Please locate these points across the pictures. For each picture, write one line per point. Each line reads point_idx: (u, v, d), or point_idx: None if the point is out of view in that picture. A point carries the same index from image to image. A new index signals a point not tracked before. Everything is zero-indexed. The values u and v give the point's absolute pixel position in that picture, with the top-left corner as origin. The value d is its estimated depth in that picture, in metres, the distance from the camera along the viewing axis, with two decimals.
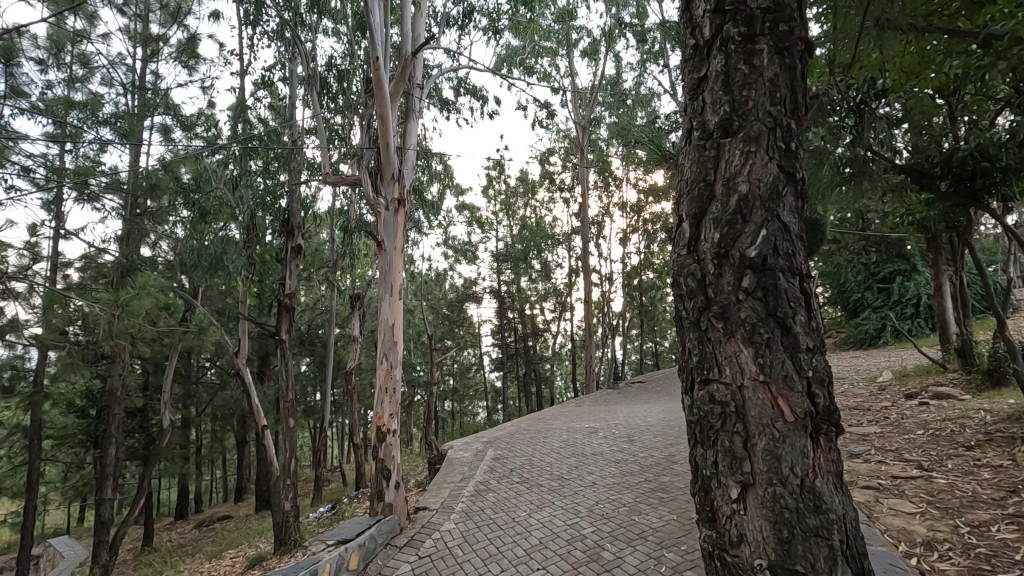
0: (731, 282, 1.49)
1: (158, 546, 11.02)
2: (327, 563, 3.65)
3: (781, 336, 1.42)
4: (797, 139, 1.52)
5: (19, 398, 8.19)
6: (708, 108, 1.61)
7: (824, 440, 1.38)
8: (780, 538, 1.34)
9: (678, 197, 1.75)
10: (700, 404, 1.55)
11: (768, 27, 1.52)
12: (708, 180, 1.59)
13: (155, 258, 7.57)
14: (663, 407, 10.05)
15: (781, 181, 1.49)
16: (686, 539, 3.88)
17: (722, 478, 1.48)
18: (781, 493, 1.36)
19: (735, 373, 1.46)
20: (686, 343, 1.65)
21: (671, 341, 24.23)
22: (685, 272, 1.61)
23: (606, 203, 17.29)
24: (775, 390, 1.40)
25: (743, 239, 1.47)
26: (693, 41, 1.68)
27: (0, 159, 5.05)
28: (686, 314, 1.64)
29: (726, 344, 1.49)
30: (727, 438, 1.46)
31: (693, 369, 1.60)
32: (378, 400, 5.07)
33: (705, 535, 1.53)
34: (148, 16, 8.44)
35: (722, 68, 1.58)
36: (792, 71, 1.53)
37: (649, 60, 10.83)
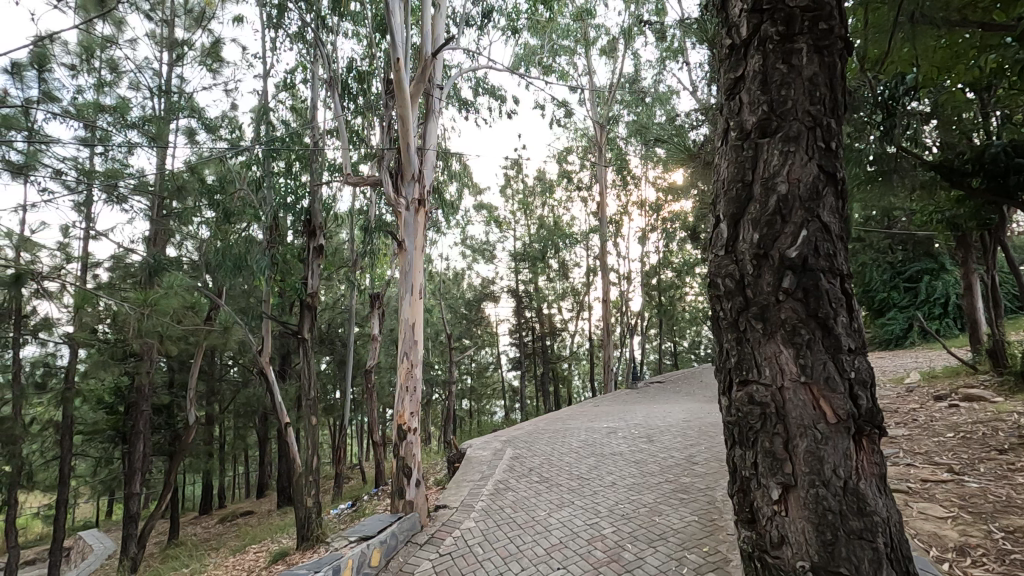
0: (771, 282, 1.47)
1: (183, 540, 11.25)
2: (349, 559, 3.70)
3: (823, 337, 1.40)
4: (838, 138, 1.50)
5: (52, 394, 8.44)
6: (745, 108, 1.59)
7: (867, 442, 1.35)
8: (823, 540, 1.32)
9: (715, 198, 1.74)
10: (739, 405, 1.54)
11: (808, 25, 1.50)
12: (746, 180, 1.57)
13: (181, 258, 7.74)
14: (683, 408, 9.98)
15: (821, 181, 1.46)
16: (708, 541, 3.84)
17: (762, 478, 1.46)
18: (823, 495, 1.34)
19: (776, 374, 1.44)
20: (724, 344, 1.64)
21: (690, 341, 24.06)
22: (723, 273, 1.60)
23: (624, 202, 17.21)
24: (817, 392, 1.38)
25: (782, 240, 1.46)
26: (730, 42, 1.67)
27: (34, 161, 5.24)
28: (723, 314, 1.63)
29: (765, 345, 1.48)
30: (767, 440, 1.45)
31: (731, 369, 1.58)
32: (398, 399, 5.11)
33: (745, 536, 1.52)
34: (174, 20, 8.64)
35: (759, 68, 1.56)
36: (832, 69, 1.50)
37: (668, 58, 10.76)
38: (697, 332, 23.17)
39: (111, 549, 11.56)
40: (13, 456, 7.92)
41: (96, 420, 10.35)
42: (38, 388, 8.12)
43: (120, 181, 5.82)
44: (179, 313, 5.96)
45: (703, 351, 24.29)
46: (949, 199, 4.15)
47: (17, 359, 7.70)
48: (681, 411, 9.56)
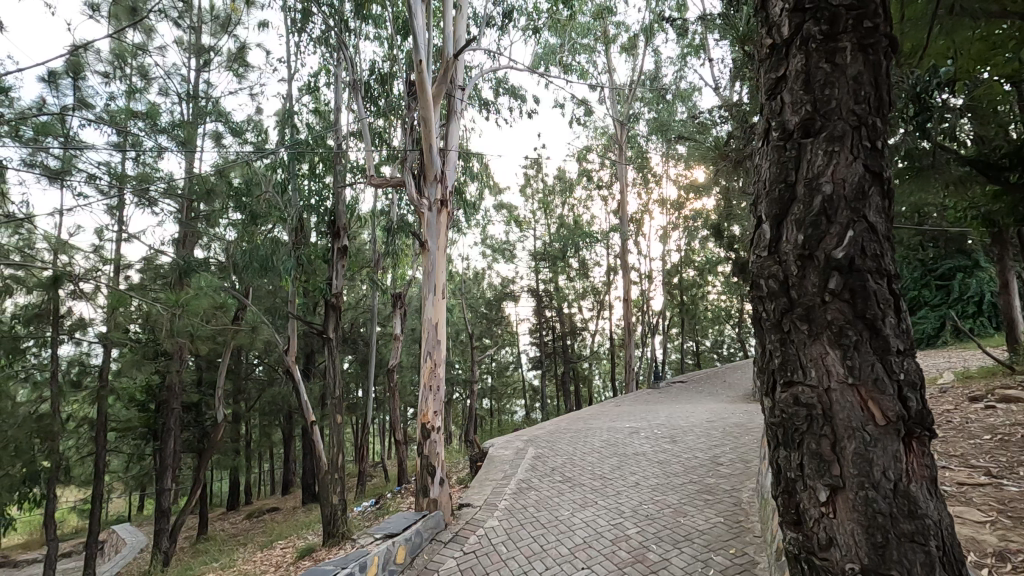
0: (816, 283, 1.29)
1: (213, 535, 11.51)
2: (375, 556, 3.75)
3: (870, 337, 1.24)
4: (885, 138, 1.32)
5: (87, 392, 8.71)
6: (786, 108, 1.40)
7: (916, 444, 1.20)
8: (873, 542, 1.17)
9: (754, 199, 1.55)
10: (784, 407, 1.36)
11: (852, 23, 1.32)
12: (788, 180, 1.38)
13: (209, 259, 7.91)
14: (706, 408, 9.89)
15: (867, 181, 1.29)
16: (735, 542, 3.81)
17: (808, 480, 1.29)
18: (873, 497, 1.18)
19: (821, 375, 1.27)
20: (765, 345, 1.46)
21: (712, 341, 23.81)
22: (765, 274, 1.41)
23: (645, 200, 17.09)
24: (865, 393, 1.22)
25: (827, 241, 1.28)
26: (769, 41, 1.48)
27: (69, 167, 5.40)
28: (765, 315, 1.45)
29: (810, 347, 1.30)
30: (813, 441, 1.28)
31: (774, 371, 1.40)
32: (422, 398, 5.15)
33: (790, 537, 1.36)
34: (201, 27, 8.85)
35: (801, 68, 1.37)
36: (879, 68, 1.31)
37: (689, 54, 10.66)
38: (720, 332, 22.95)
39: (143, 543, 11.89)
40: (52, 451, 8.23)
41: (130, 417, 10.65)
42: (74, 385, 8.41)
43: (150, 186, 5.98)
44: (209, 313, 6.13)
45: (726, 351, 23.98)
46: (984, 195, 4.00)
47: (55, 358, 7.98)
48: (704, 411, 9.47)
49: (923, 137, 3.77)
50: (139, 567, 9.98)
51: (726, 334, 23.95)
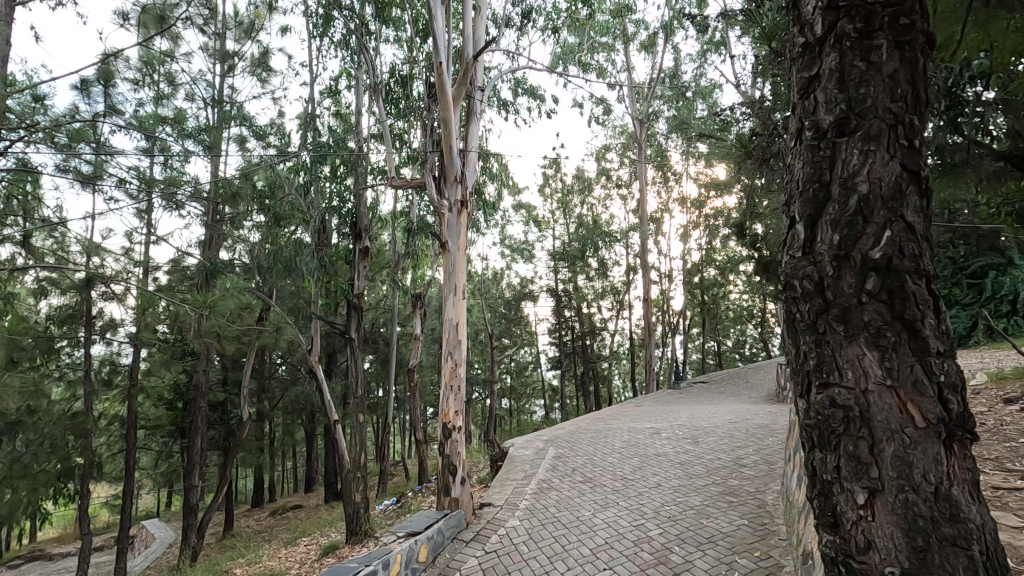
0: (851, 283, 1.24)
1: (239, 532, 11.73)
2: (398, 554, 3.78)
3: (909, 339, 1.18)
4: (922, 136, 1.25)
5: (118, 391, 8.96)
6: (820, 107, 1.34)
7: (958, 448, 1.13)
8: (913, 546, 1.11)
9: (787, 199, 1.49)
10: (817, 409, 1.30)
11: (888, 21, 1.25)
12: (822, 181, 1.32)
13: (234, 260, 8.06)
14: (728, 408, 9.80)
15: (905, 179, 1.22)
16: (760, 545, 3.76)
17: (845, 482, 1.23)
18: (913, 500, 1.12)
19: (858, 376, 1.21)
20: (799, 346, 1.39)
21: (734, 341, 23.54)
22: (799, 274, 1.35)
23: (665, 199, 16.95)
24: (904, 395, 1.15)
25: (864, 241, 1.22)
26: (802, 40, 1.42)
27: (99, 172, 5.56)
28: (799, 315, 1.38)
29: (845, 349, 1.24)
30: (850, 444, 1.21)
31: (809, 372, 1.34)
32: (443, 398, 5.17)
33: (826, 541, 1.30)
34: (225, 33, 9.02)
35: (836, 66, 1.31)
36: (915, 66, 1.25)
37: (710, 51, 10.56)
38: (741, 331, 22.69)
39: (172, 538, 12.19)
40: (85, 448, 8.47)
41: (158, 415, 10.92)
42: (105, 384, 8.67)
43: (177, 189, 6.11)
44: (235, 314, 6.25)
45: (748, 351, 23.68)
46: (1018, 192, 3.88)
47: (87, 357, 8.23)
48: (727, 412, 9.36)
49: (955, 132, 3.59)
50: (167, 562, 10.23)
51: (748, 334, 23.64)
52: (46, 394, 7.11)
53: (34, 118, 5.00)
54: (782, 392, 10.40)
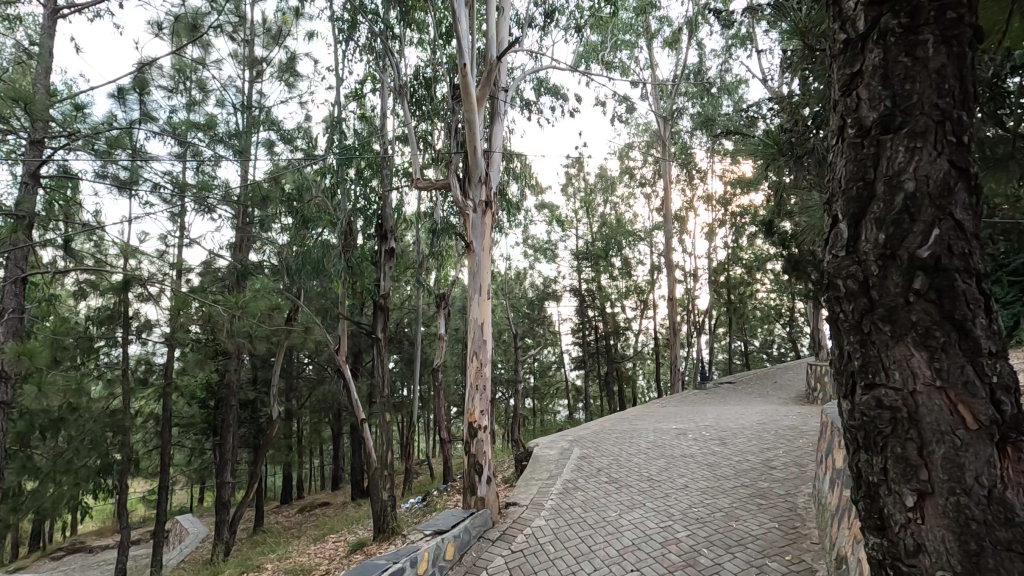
0: (898, 282, 1.20)
1: (268, 528, 11.96)
2: (425, 552, 3.83)
3: (960, 340, 1.14)
4: (971, 132, 1.21)
5: (154, 389, 9.24)
6: (863, 104, 1.31)
7: (1013, 451, 1.09)
8: (967, 550, 1.07)
9: (828, 197, 1.46)
10: (863, 410, 1.27)
11: (934, 15, 1.21)
12: (866, 179, 1.29)
13: (263, 262, 8.23)
14: (756, 410, 9.63)
15: (954, 177, 1.18)
16: (791, 549, 3.70)
17: (893, 485, 1.20)
18: (965, 503, 1.08)
19: (906, 377, 1.17)
20: (844, 347, 1.36)
21: (761, 340, 23.15)
22: (842, 274, 1.33)
23: (689, 197, 16.76)
24: (954, 396, 1.12)
25: (911, 239, 1.19)
26: (843, 37, 1.39)
27: (135, 178, 5.74)
28: (842, 316, 1.36)
29: (892, 349, 1.21)
30: (898, 445, 1.19)
31: (854, 373, 1.31)
32: (469, 398, 5.20)
33: (873, 543, 1.28)
34: (254, 40, 9.23)
35: (879, 62, 1.28)
36: (964, 61, 1.21)
37: (735, 46, 10.43)
38: (769, 331, 22.31)
39: (204, 533, 12.50)
40: (122, 444, 8.75)
41: (192, 414, 11.23)
42: (141, 383, 8.96)
43: (209, 193, 6.28)
44: (266, 315, 6.39)
45: (776, 351, 23.26)
46: None
47: (124, 356, 8.52)
48: (755, 413, 9.20)
49: (997, 125, 3.45)
50: (201, 556, 10.51)
51: (776, 333, 23.21)
52: (87, 392, 7.39)
53: (76, 126, 5.20)
54: (813, 393, 10.18)
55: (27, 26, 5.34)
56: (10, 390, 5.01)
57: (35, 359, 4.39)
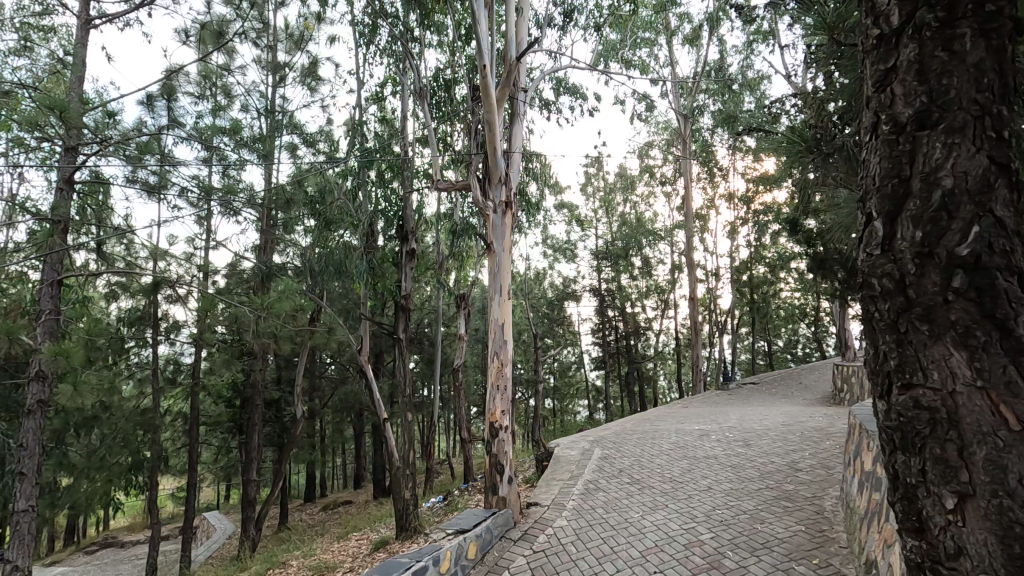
0: (937, 281, 1.17)
1: (293, 525, 12.16)
2: (447, 551, 3.85)
3: (1001, 339, 1.11)
4: (1011, 126, 1.18)
5: (182, 388, 9.46)
6: (897, 100, 1.28)
7: None
8: (1012, 555, 1.04)
9: (861, 196, 1.43)
10: (899, 410, 1.25)
11: (972, 8, 1.18)
12: (901, 176, 1.26)
13: (286, 264, 8.38)
14: (781, 411, 9.49)
15: (993, 173, 1.15)
16: (819, 553, 3.64)
17: (932, 487, 1.18)
18: (1010, 507, 1.05)
19: (945, 377, 1.15)
20: (878, 345, 1.34)
21: (785, 340, 22.77)
22: (877, 273, 1.31)
23: (710, 195, 16.57)
24: (996, 397, 1.09)
25: (950, 237, 1.16)
26: (876, 32, 1.36)
27: (164, 182, 5.89)
28: (875, 315, 1.34)
29: (930, 349, 1.19)
30: (936, 446, 1.16)
31: (889, 372, 1.29)
32: (490, 397, 5.21)
33: (910, 546, 1.25)
34: (276, 45, 9.39)
35: (914, 58, 1.25)
36: (1002, 54, 1.18)
37: (757, 41, 10.28)
38: (793, 331, 21.95)
39: (231, 529, 12.75)
40: (153, 442, 8.98)
41: (218, 413, 11.46)
42: (170, 382, 9.18)
43: (234, 197, 6.42)
44: (290, 316, 6.50)
45: (801, 351, 22.86)
46: None
47: (154, 357, 8.74)
48: (780, 414, 9.05)
49: None
50: (228, 552, 10.72)
51: (801, 333, 22.80)
52: (119, 391, 7.60)
53: (107, 132, 5.34)
54: (839, 394, 9.97)
55: (60, 37, 5.51)
56: (48, 389, 5.18)
57: (71, 359, 4.53)
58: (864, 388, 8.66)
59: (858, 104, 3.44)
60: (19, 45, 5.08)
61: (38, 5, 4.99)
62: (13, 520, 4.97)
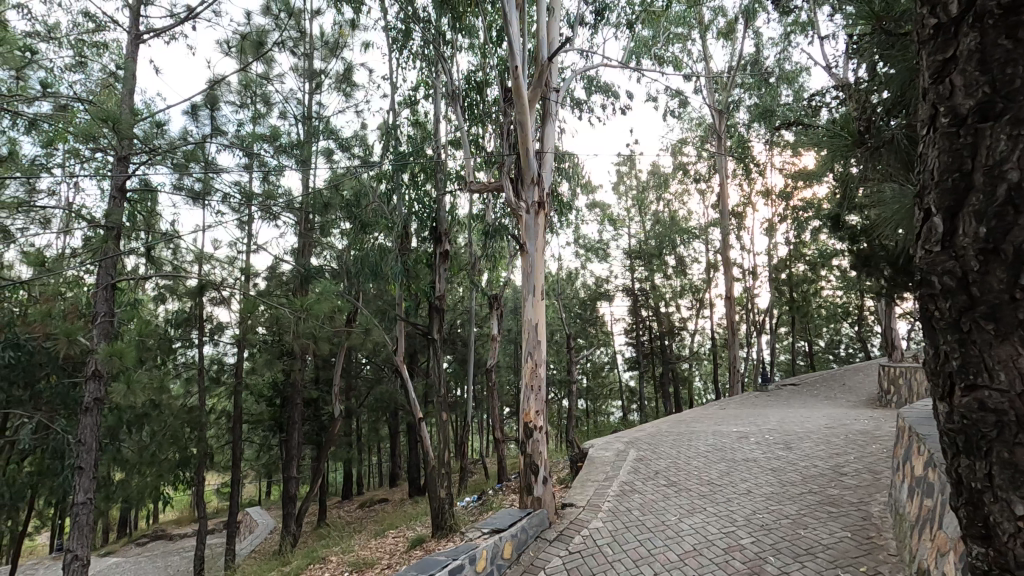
0: (1003, 279, 1.11)
1: (331, 522, 12.43)
2: (483, 550, 3.88)
3: None
4: None
5: (226, 387, 9.79)
6: (957, 91, 1.22)
7: None
8: None
9: (919, 191, 1.38)
10: (964, 411, 1.20)
11: None
12: (963, 170, 1.20)
13: (324, 266, 8.58)
14: (823, 413, 9.19)
15: None
16: (866, 560, 3.52)
17: (1001, 493, 1.13)
18: None
19: (1013, 379, 1.09)
20: (941, 345, 1.29)
21: (827, 340, 22.06)
22: (939, 270, 1.25)
23: (747, 192, 16.18)
24: None
25: (1017, 233, 1.09)
26: (933, 22, 1.30)
27: (207, 189, 6.11)
28: (938, 314, 1.29)
29: (996, 349, 1.13)
30: (1004, 450, 1.11)
31: (952, 374, 1.24)
32: (524, 398, 5.22)
33: (977, 552, 1.20)
34: (312, 53, 9.62)
35: (976, 47, 1.18)
36: None
37: (795, 32, 10.00)
38: (835, 331, 21.25)
39: (272, 524, 13.13)
40: (199, 440, 9.33)
41: (260, 411, 11.82)
42: (215, 381, 9.51)
43: (274, 202, 6.61)
44: (328, 317, 6.65)
45: (844, 351, 22.11)
46: None
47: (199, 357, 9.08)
48: (822, 416, 8.76)
49: None
50: (270, 547, 11.04)
51: (844, 333, 22.07)
52: (168, 390, 7.92)
53: (156, 142, 5.57)
54: (886, 396, 9.61)
55: (112, 52, 5.78)
56: (104, 387, 5.43)
57: (125, 359, 4.74)
58: (913, 390, 8.31)
59: (907, 94, 3.30)
60: (74, 61, 5.35)
61: (92, 22, 5.25)
62: (73, 512, 5.23)
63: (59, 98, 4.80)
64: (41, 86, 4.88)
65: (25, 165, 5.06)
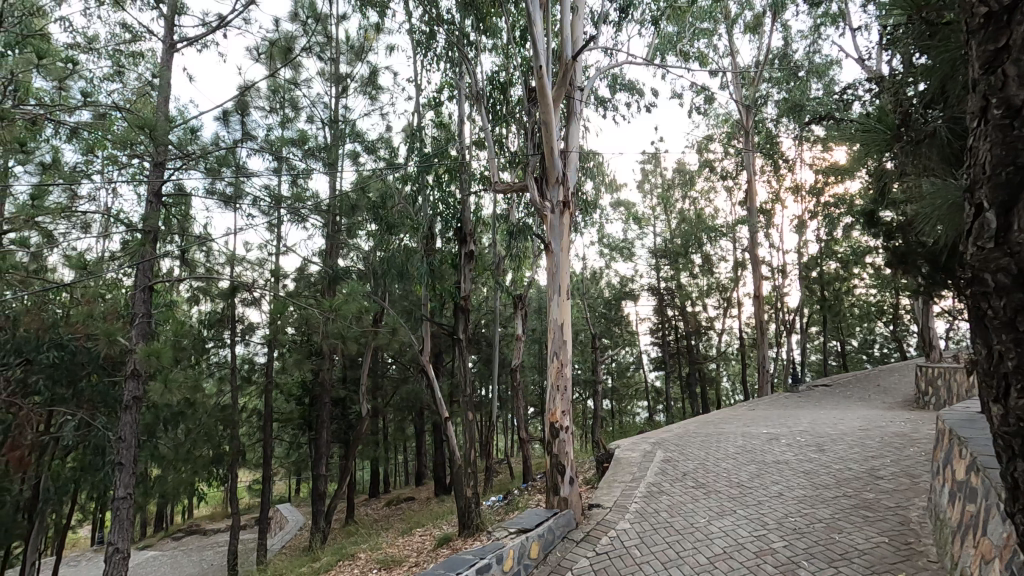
0: None
1: (359, 519, 12.62)
2: (510, 550, 3.88)
3: None
4: None
5: (257, 386, 10.02)
6: (1010, 81, 1.18)
7: None
8: None
9: (969, 185, 1.34)
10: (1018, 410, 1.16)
11: None
12: (1017, 163, 1.16)
13: (351, 267, 8.70)
14: (857, 415, 8.95)
15: None
16: (905, 567, 3.41)
17: None
18: None
19: None
20: (994, 344, 1.24)
21: (860, 340, 21.48)
22: (990, 267, 1.21)
23: (776, 189, 15.85)
24: None
25: None
26: (983, 10, 1.25)
27: (239, 193, 6.26)
28: (990, 312, 1.24)
29: None
30: None
31: (1008, 373, 1.20)
32: (550, 398, 5.20)
33: None
34: (339, 58, 9.77)
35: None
36: None
37: (825, 24, 9.77)
38: (869, 330, 20.69)
39: (302, 521, 13.38)
40: (231, 437, 9.56)
41: (290, 410, 12.06)
42: (246, 381, 9.74)
43: (302, 204, 6.73)
44: (356, 317, 6.74)
45: (878, 351, 21.51)
46: None
47: (231, 356, 9.31)
48: (856, 418, 8.54)
49: None
50: (300, 543, 11.25)
51: (878, 332, 21.47)
52: (202, 389, 8.13)
53: (189, 147, 5.72)
54: (924, 397, 9.31)
55: (147, 60, 5.96)
56: (142, 386, 5.60)
57: (161, 358, 4.89)
58: (953, 391, 8.02)
59: (948, 84, 3.19)
60: (112, 71, 5.54)
61: (128, 33, 5.43)
62: (115, 506, 5.41)
63: (98, 106, 4.98)
64: (81, 96, 5.08)
65: (67, 172, 5.28)
